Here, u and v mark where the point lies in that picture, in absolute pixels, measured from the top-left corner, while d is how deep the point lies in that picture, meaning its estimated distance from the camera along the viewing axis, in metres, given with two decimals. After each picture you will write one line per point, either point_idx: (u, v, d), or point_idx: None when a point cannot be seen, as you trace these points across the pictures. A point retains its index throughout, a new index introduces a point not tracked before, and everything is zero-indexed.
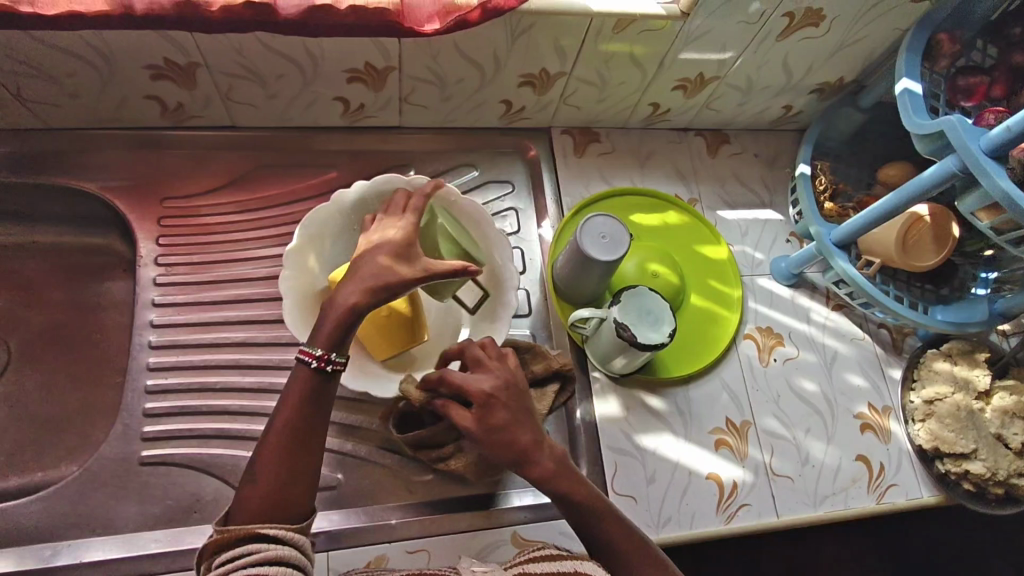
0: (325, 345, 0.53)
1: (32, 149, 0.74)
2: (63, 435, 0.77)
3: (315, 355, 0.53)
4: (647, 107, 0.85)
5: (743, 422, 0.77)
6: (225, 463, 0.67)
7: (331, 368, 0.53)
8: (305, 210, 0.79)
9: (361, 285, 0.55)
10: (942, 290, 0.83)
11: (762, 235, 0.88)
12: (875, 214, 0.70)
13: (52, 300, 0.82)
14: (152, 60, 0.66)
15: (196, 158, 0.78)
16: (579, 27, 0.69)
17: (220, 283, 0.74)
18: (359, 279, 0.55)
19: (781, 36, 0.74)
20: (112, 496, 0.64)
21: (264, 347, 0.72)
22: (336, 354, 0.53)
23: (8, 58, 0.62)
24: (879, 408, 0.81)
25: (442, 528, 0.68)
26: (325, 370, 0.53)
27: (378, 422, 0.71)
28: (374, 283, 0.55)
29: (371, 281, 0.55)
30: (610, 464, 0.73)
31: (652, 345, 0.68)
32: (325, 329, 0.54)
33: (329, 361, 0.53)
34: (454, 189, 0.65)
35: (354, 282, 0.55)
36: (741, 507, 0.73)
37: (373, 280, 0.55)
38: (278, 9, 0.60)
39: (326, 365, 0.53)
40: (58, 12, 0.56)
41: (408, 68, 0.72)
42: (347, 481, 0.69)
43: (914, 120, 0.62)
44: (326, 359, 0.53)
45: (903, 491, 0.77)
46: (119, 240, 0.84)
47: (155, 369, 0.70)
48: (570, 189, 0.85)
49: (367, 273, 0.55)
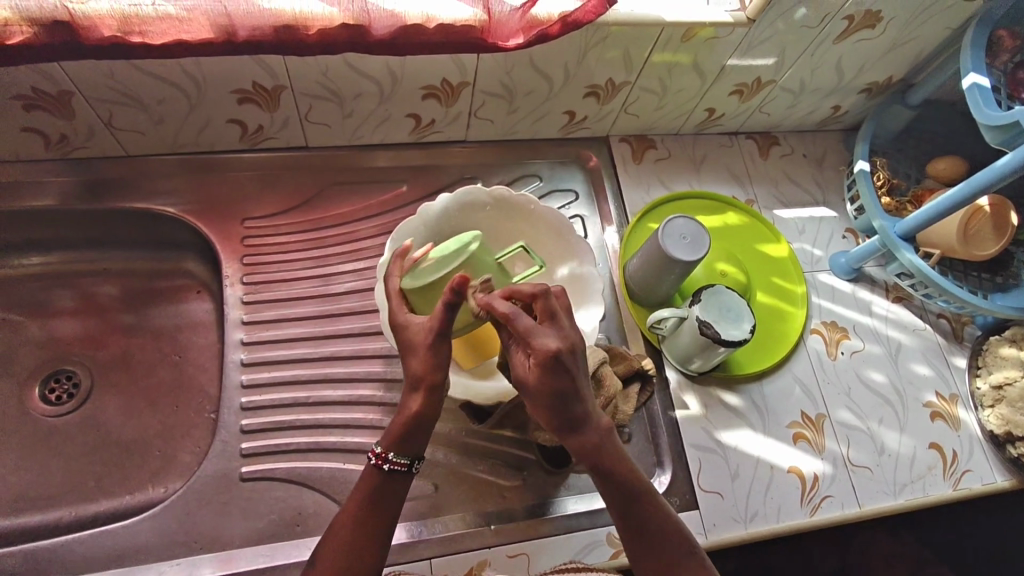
0: (387, 443, 0.52)
1: (115, 175, 0.76)
2: (147, 458, 0.75)
3: (374, 454, 0.52)
4: (702, 112, 0.87)
5: (819, 416, 0.79)
6: (323, 475, 0.68)
7: (388, 467, 0.52)
8: (378, 227, 0.82)
9: (416, 376, 0.52)
10: (998, 277, 0.83)
11: (819, 231, 0.90)
12: (944, 207, 0.73)
13: (126, 324, 0.82)
14: (241, 84, 0.68)
15: (271, 180, 0.81)
16: (649, 37, 0.71)
17: (304, 298, 0.78)
18: (415, 368, 0.52)
19: (838, 39, 0.76)
20: (217, 513, 0.66)
21: (351, 359, 0.75)
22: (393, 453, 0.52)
23: (107, 87, 0.65)
24: (947, 396, 0.83)
25: (538, 532, 0.68)
26: (385, 470, 0.52)
27: (465, 429, 0.73)
28: (423, 368, 0.52)
29: (427, 361, 0.52)
30: (694, 461, 0.74)
31: (737, 342, 0.69)
32: (393, 425, 0.53)
33: (387, 459, 0.52)
34: (533, 199, 0.73)
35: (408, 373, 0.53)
36: (825, 498, 0.74)
37: (425, 363, 0.52)
38: (372, 30, 0.62)
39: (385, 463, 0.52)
40: (166, 41, 0.58)
41: (482, 83, 0.74)
42: (442, 488, 0.70)
43: (986, 112, 0.67)
44: (383, 457, 0.52)
45: (978, 477, 0.79)
46: (193, 261, 0.84)
47: (248, 386, 0.73)
48: (632, 195, 0.87)
49: (421, 351, 0.52)
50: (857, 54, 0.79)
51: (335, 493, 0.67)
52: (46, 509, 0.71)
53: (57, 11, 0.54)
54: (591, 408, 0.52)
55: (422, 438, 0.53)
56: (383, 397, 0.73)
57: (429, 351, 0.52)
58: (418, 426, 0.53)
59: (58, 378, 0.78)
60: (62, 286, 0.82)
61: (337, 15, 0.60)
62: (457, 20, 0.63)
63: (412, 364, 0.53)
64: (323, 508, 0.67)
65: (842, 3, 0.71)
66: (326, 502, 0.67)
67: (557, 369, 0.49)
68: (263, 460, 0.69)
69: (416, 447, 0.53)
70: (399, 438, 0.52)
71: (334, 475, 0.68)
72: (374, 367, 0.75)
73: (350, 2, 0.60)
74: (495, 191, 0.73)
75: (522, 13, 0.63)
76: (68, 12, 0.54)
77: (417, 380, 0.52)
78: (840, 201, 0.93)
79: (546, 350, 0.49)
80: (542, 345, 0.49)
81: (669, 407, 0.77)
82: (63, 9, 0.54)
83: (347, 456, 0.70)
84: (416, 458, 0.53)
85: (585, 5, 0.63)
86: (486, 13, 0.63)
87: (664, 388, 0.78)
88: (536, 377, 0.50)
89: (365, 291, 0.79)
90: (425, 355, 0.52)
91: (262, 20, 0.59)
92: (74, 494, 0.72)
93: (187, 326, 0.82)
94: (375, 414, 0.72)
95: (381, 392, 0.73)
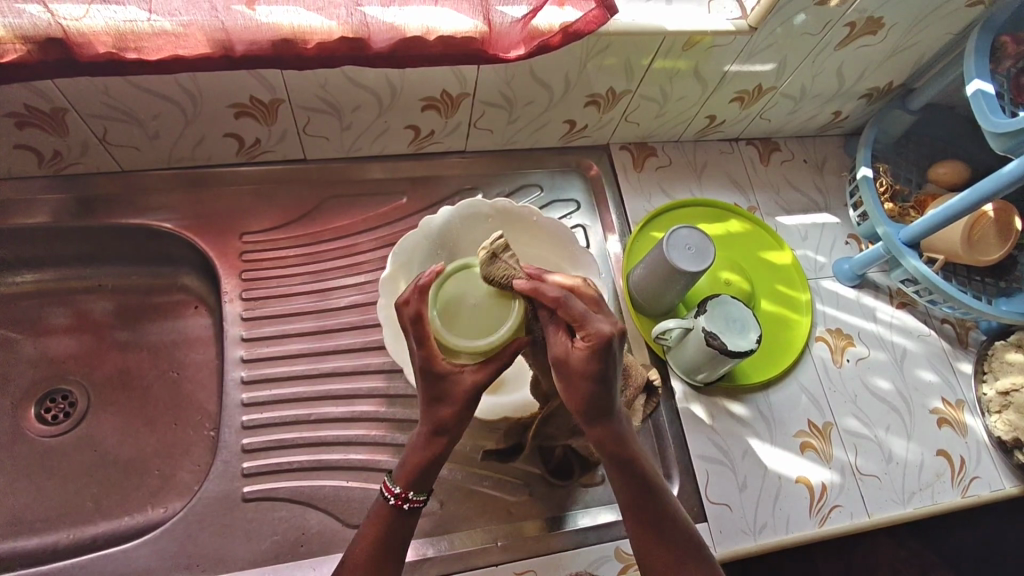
0: (406, 483, 0.53)
1: (109, 191, 0.75)
2: (146, 478, 0.73)
3: (393, 493, 0.53)
4: (703, 120, 0.87)
5: (825, 424, 0.78)
6: (326, 494, 0.67)
7: (408, 505, 0.53)
8: (378, 239, 0.81)
9: (442, 422, 0.52)
10: (1002, 282, 0.82)
11: (822, 238, 0.89)
12: (948, 215, 0.73)
13: (122, 341, 0.80)
14: (238, 99, 0.67)
15: (269, 193, 0.80)
16: (651, 45, 0.70)
17: (302, 314, 0.77)
18: (445, 416, 0.52)
19: (840, 45, 0.76)
20: (219, 535, 0.65)
21: (353, 375, 0.74)
22: (414, 493, 0.53)
23: (102, 104, 0.64)
24: (953, 402, 0.82)
25: (546, 548, 0.67)
26: (405, 507, 0.53)
27: (469, 444, 0.72)
28: (453, 418, 0.52)
29: (457, 410, 0.51)
30: (701, 472, 0.73)
31: (743, 352, 0.68)
32: (409, 464, 0.53)
33: (407, 499, 0.53)
34: (533, 211, 0.73)
35: (432, 417, 0.52)
36: (833, 508, 0.74)
37: (460, 414, 0.51)
38: (372, 42, 0.61)
39: (405, 503, 0.53)
40: (162, 57, 0.57)
41: (482, 93, 0.74)
42: (447, 505, 0.69)
43: (992, 119, 0.67)
44: (404, 497, 0.53)
45: (986, 483, 0.78)
46: (190, 276, 0.83)
47: (248, 405, 0.72)
48: (634, 203, 0.86)
49: (456, 404, 0.51)
50: (857, 60, 0.79)
51: (339, 512, 0.66)
52: (43, 532, 0.69)
53: (51, 28, 0.53)
54: (617, 400, 0.51)
55: (433, 476, 0.54)
56: (386, 412, 0.72)
57: (466, 404, 0.51)
58: (435, 466, 0.54)
59: (54, 398, 0.77)
60: (57, 303, 0.80)
61: (336, 29, 0.59)
62: (457, 31, 0.62)
63: (440, 411, 0.52)
64: (327, 528, 0.65)
65: (844, 10, 0.70)
66: (329, 521, 0.66)
67: (607, 354, 0.47)
68: (265, 480, 0.68)
69: (429, 482, 0.54)
70: (416, 476, 0.53)
71: (337, 493, 0.67)
72: (377, 382, 0.73)
73: (349, 15, 0.59)
74: (497, 202, 0.72)
75: (523, 25, 0.63)
76: (62, 28, 0.53)
77: (442, 426, 0.52)
78: (842, 206, 0.92)
79: (598, 334, 0.47)
80: (595, 330, 0.47)
81: (676, 418, 0.76)
82: (58, 26, 0.53)
83: (350, 473, 0.69)
84: (429, 492, 0.55)
85: (586, 14, 0.63)
86: (487, 25, 0.62)
87: (669, 398, 0.78)
88: (583, 362, 0.48)
89: (365, 305, 0.78)
90: (459, 408, 0.51)
91: (260, 35, 0.58)
92: (72, 516, 0.70)
93: (185, 342, 0.81)
94: (378, 430, 0.71)
95: (383, 408, 0.72)
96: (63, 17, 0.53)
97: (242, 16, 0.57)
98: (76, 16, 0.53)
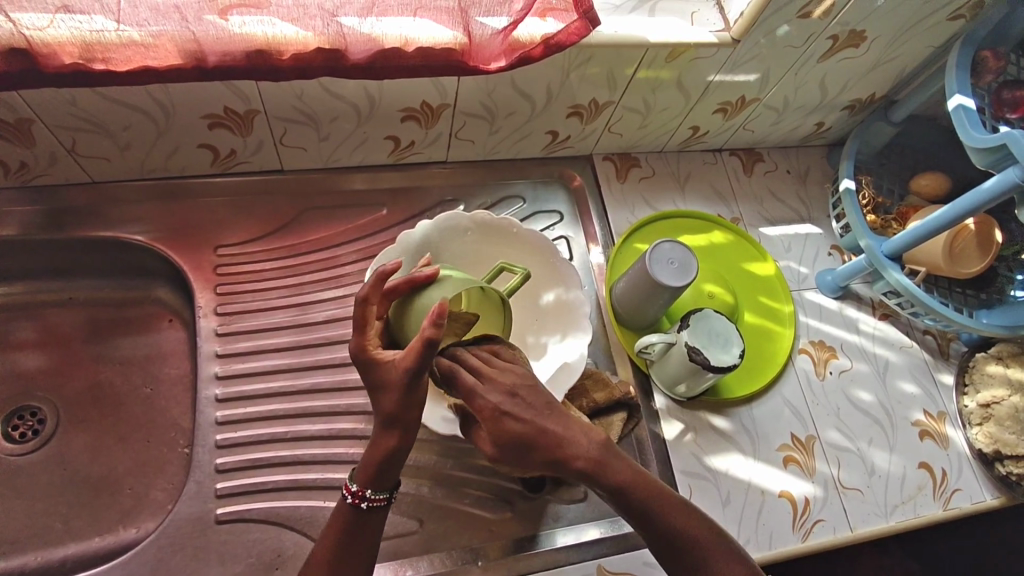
0: (363, 481, 0.51)
1: (79, 203, 0.73)
2: (117, 498, 0.71)
3: (350, 492, 0.52)
4: (687, 130, 0.86)
5: (809, 438, 0.78)
6: (302, 515, 0.66)
7: (365, 504, 0.52)
8: (358, 250, 0.79)
9: (387, 415, 0.49)
10: (983, 293, 0.82)
11: (805, 249, 0.89)
12: (927, 229, 0.73)
13: (93, 355, 0.78)
14: (212, 109, 0.66)
15: (243, 203, 0.78)
16: (634, 57, 0.70)
17: (279, 328, 0.75)
18: (388, 409, 0.49)
19: (823, 57, 0.75)
20: (192, 559, 0.63)
21: (331, 391, 0.72)
22: (370, 492, 0.51)
23: (68, 114, 0.62)
24: (935, 414, 0.82)
25: (527, 567, 0.66)
26: (362, 507, 0.52)
27: (452, 463, 0.70)
28: (403, 401, 0.49)
29: (403, 401, 0.49)
30: (685, 487, 0.72)
31: (726, 367, 0.68)
32: (363, 462, 0.51)
33: (363, 497, 0.52)
34: (514, 221, 0.71)
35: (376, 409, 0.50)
36: (816, 522, 0.73)
37: (400, 408, 0.49)
38: (349, 54, 0.59)
39: (361, 501, 0.52)
40: (131, 68, 0.55)
41: (463, 104, 0.72)
42: (427, 525, 0.67)
43: (971, 134, 0.67)
44: (360, 496, 0.51)
45: (968, 495, 0.79)
46: (165, 287, 0.81)
47: (222, 423, 0.70)
48: (617, 214, 0.86)
49: (395, 392, 0.49)
50: (840, 73, 0.79)
51: (315, 533, 0.65)
52: (7, 556, 0.67)
53: (14, 38, 0.51)
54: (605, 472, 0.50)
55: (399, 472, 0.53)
56: (365, 430, 0.70)
57: (405, 392, 0.49)
58: (396, 464, 0.51)
59: (22, 415, 0.74)
60: (25, 318, 0.78)
61: (312, 40, 0.58)
62: (436, 42, 0.61)
63: (383, 401, 0.49)
64: (302, 550, 0.64)
65: (827, 22, 0.70)
66: (305, 543, 0.64)
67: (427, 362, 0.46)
68: (240, 501, 0.67)
69: (391, 481, 0.52)
70: (376, 479, 0.51)
71: (314, 514, 0.66)
72: (356, 398, 0.72)
73: (325, 26, 0.57)
74: (476, 215, 0.71)
75: (504, 36, 0.62)
76: (26, 38, 0.52)
77: (395, 417, 0.50)
78: (826, 217, 0.92)
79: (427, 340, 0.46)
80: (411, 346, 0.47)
81: (658, 433, 0.75)
82: (20, 35, 0.51)
83: (327, 493, 0.67)
84: (392, 489, 0.53)
85: (568, 26, 0.62)
86: (467, 37, 0.61)
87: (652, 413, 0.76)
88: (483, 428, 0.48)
89: (344, 319, 0.76)
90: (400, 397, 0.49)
91: (234, 45, 0.56)
92: (40, 538, 0.68)
93: (159, 356, 0.79)
94: (357, 448, 0.70)
95: (362, 425, 0.71)
96: (26, 27, 0.51)
97: (214, 26, 0.55)
98: (40, 26, 0.52)
